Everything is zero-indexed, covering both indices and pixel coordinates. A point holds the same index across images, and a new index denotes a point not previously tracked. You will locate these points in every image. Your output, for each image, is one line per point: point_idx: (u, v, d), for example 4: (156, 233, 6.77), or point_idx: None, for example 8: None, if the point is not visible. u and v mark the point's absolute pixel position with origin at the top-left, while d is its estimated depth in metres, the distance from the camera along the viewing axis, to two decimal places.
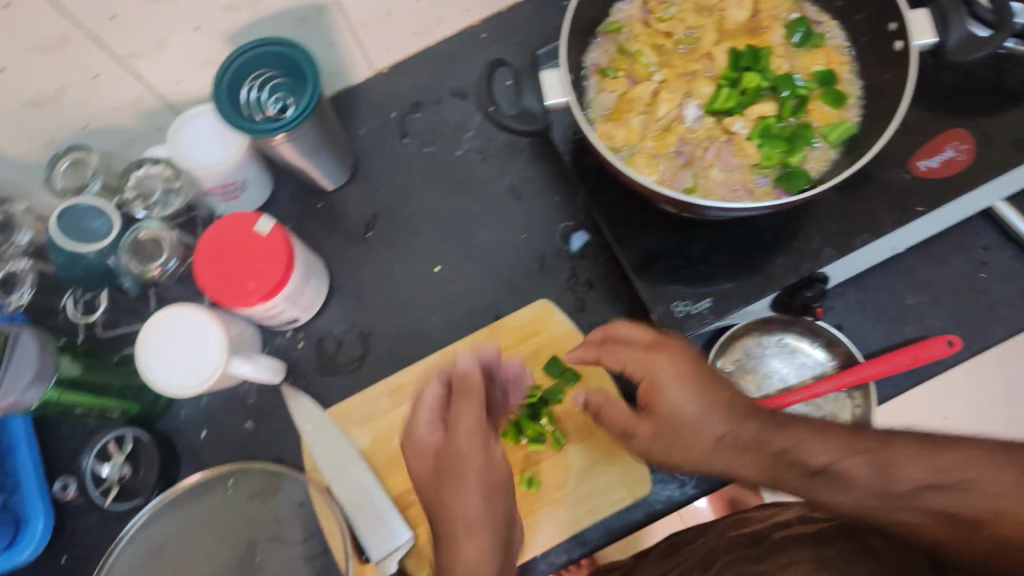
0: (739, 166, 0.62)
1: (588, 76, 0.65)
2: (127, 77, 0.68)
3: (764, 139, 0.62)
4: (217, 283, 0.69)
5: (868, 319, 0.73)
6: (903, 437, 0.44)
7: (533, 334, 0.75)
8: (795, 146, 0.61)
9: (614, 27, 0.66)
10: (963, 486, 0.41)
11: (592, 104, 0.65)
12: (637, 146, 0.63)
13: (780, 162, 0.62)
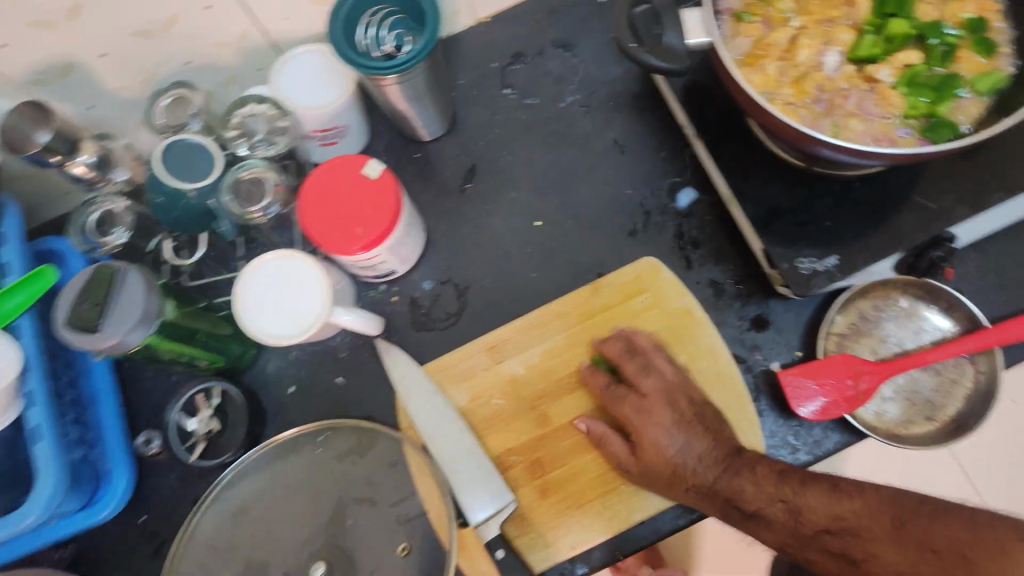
0: (881, 116, 0.60)
1: (724, 19, 0.63)
2: (237, 9, 0.65)
3: (910, 88, 0.60)
4: (321, 226, 0.66)
5: (991, 285, 0.70)
6: (886, 492, 0.54)
7: (640, 292, 0.72)
8: (942, 95, 0.59)
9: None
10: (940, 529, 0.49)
11: (729, 47, 0.62)
12: (774, 93, 0.61)
13: (926, 112, 0.60)
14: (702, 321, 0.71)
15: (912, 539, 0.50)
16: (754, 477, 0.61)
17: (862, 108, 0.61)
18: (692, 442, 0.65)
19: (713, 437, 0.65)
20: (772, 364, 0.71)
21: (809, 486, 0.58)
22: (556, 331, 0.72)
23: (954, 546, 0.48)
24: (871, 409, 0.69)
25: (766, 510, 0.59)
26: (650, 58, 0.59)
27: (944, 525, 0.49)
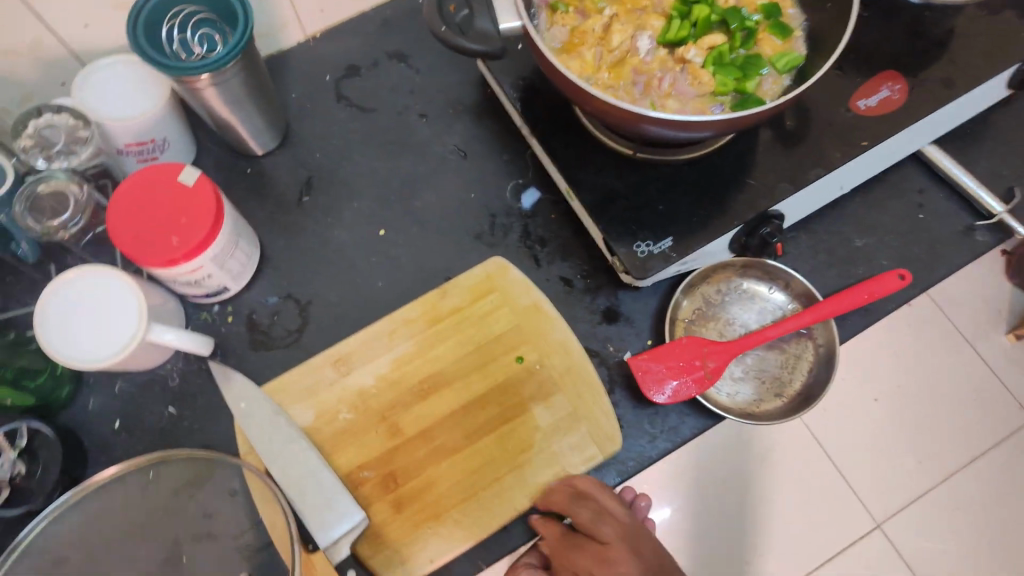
0: (694, 95, 0.61)
1: (538, 12, 0.64)
2: (27, 13, 0.61)
3: (718, 68, 0.61)
4: (129, 238, 0.61)
5: (821, 263, 0.74)
6: None
7: (488, 292, 0.71)
8: (747, 73, 0.61)
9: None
10: None
11: (544, 36, 0.62)
12: (593, 79, 0.61)
13: (735, 89, 0.61)
14: (551, 317, 0.70)
15: None
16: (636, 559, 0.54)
17: (676, 89, 0.61)
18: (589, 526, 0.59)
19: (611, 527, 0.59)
20: (624, 354, 0.70)
21: None
22: (405, 338, 0.69)
23: None
24: (725, 391, 0.69)
25: None
26: (462, 41, 0.57)
27: None
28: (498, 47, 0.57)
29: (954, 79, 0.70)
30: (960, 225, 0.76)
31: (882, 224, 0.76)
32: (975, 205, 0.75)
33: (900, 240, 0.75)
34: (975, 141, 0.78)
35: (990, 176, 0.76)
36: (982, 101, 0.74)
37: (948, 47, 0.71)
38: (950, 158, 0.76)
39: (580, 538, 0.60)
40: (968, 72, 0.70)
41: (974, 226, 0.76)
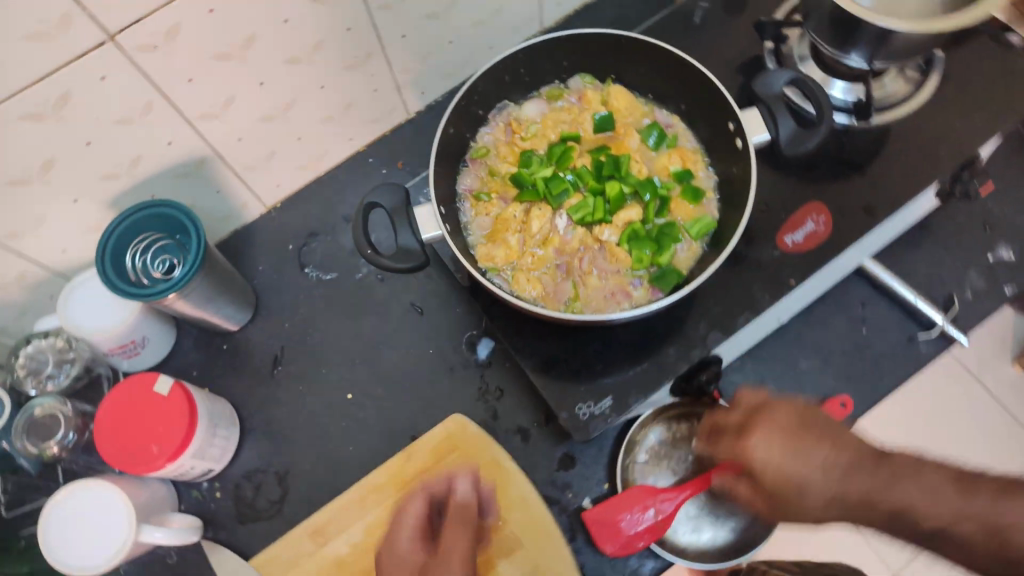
0: (614, 270, 0.66)
1: (463, 201, 0.69)
2: (9, 255, 0.68)
3: (634, 243, 0.66)
4: (118, 453, 0.67)
5: (771, 388, 0.77)
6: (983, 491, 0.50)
7: (449, 452, 0.75)
8: (662, 245, 0.66)
9: (482, 150, 0.70)
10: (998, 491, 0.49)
11: (469, 228, 0.68)
12: (517, 263, 0.67)
13: (653, 262, 0.66)
14: (513, 472, 0.74)
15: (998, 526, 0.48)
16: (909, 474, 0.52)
17: (597, 266, 0.66)
18: (852, 476, 0.53)
19: (833, 443, 0.54)
20: (582, 501, 0.75)
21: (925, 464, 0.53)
22: (375, 504, 0.74)
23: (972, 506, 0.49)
24: (683, 530, 0.74)
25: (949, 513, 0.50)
26: (384, 259, 0.62)
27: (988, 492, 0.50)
28: (422, 257, 0.63)
29: (875, 206, 0.73)
30: (903, 336, 0.78)
31: (826, 342, 0.78)
32: (916, 316, 0.78)
33: (844, 357, 0.78)
34: (907, 248, 0.80)
35: (926, 287, 0.79)
36: (907, 221, 0.77)
37: (864, 173, 0.74)
38: (890, 271, 0.78)
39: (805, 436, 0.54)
40: (886, 199, 0.73)
41: (918, 337, 0.78)
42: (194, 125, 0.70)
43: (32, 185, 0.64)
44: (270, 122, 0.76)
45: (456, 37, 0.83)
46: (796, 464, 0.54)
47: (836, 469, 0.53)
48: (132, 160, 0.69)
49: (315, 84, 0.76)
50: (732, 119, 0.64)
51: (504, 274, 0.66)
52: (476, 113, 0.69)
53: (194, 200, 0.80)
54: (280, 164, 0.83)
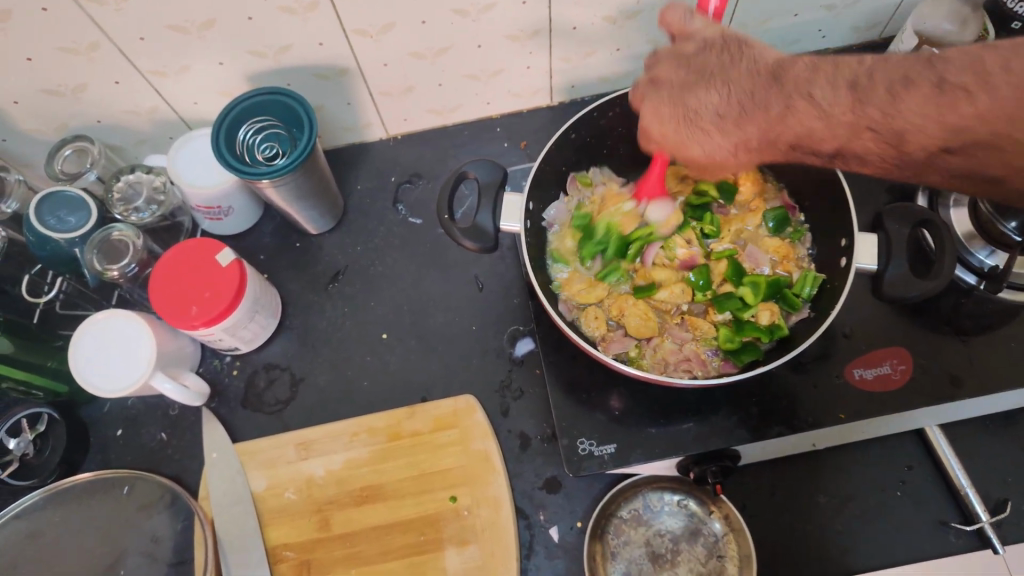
0: (690, 339, 0.70)
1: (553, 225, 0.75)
2: (148, 89, 0.74)
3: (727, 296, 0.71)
4: (164, 298, 0.71)
5: (777, 506, 0.74)
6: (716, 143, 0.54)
7: (449, 427, 0.76)
8: (743, 322, 0.68)
9: (588, 177, 0.77)
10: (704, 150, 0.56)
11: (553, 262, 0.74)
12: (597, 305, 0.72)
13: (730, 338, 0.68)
14: (495, 470, 0.74)
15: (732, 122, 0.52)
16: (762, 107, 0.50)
17: (677, 325, 0.71)
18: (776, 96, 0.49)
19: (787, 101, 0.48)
20: (550, 527, 0.74)
21: (745, 117, 0.51)
22: (363, 444, 0.76)
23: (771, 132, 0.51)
24: None
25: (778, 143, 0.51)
26: (460, 234, 0.65)
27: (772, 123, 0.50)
28: (493, 243, 0.66)
29: (963, 378, 0.68)
30: (937, 517, 0.72)
31: (853, 490, 0.74)
32: (960, 503, 0.72)
33: (866, 508, 0.73)
34: (982, 436, 0.74)
35: (985, 479, 0.73)
36: (1000, 405, 0.71)
37: (966, 340, 0.70)
38: (952, 447, 0.73)
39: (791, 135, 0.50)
40: (974, 374, 0.69)
41: (953, 524, 0.72)
42: (349, 37, 0.72)
43: (189, 35, 0.68)
44: (419, 59, 0.77)
45: (624, 46, 0.82)
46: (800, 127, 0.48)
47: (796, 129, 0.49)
48: (282, 47, 0.72)
49: (473, 42, 0.77)
50: (848, 237, 0.67)
51: (577, 307, 0.72)
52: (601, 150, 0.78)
53: (324, 104, 0.83)
54: (413, 101, 0.85)
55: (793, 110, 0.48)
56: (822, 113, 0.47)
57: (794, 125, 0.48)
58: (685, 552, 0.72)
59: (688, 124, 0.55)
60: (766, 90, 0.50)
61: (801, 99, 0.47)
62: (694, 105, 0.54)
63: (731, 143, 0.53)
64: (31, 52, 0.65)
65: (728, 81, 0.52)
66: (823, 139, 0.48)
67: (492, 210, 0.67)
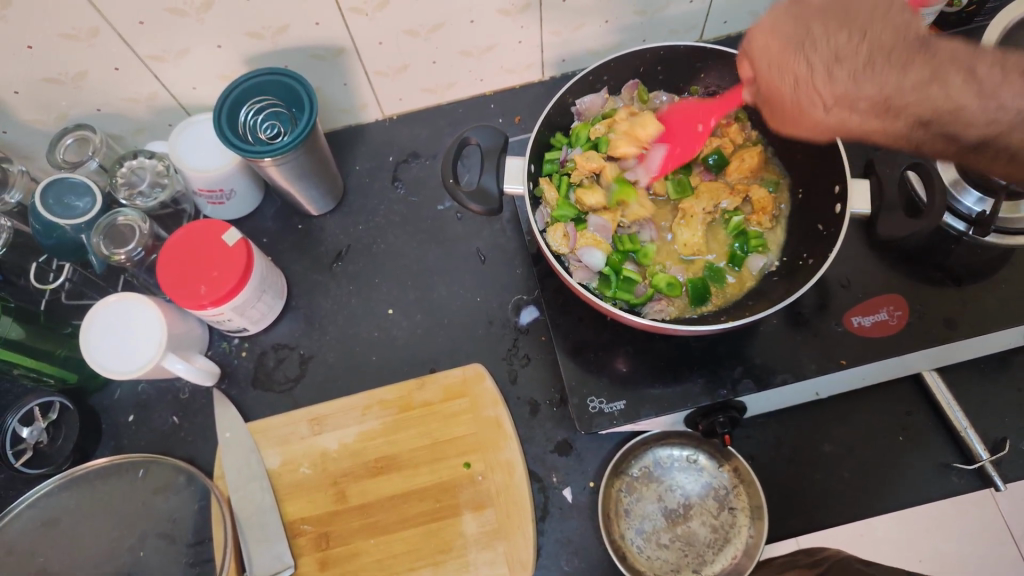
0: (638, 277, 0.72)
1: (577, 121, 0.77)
2: (147, 74, 0.75)
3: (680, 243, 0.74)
4: (172, 279, 0.72)
5: (783, 456, 0.76)
6: (834, 91, 0.49)
7: (459, 395, 0.77)
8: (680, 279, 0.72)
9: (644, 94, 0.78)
10: (839, 99, 0.48)
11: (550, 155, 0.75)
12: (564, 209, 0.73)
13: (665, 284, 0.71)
14: (507, 434, 0.75)
15: (857, 79, 0.47)
16: (893, 67, 0.46)
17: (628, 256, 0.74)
18: (901, 62, 0.46)
19: (935, 72, 0.46)
20: (563, 487, 0.75)
21: (877, 62, 0.47)
22: (375, 416, 0.77)
23: (908, 108, 0.47)
24: (645, 553, 0.72)
25: (912, 105, 0.47)
26: (465, 197, 0.67)
27: (883, 77, 0.47)
28: (496, 205, 0.68)
29: (957, 320, 0.71)
30: (939, 460, 0.74)
31: (856, 437, 0.76)
32: (960, 445, 0.74)
33: (871, 455, 0.75)
34: (978, 378, 0.76)
35: (983, 420, 0.75)
36: (994, 347, 0.73)
37: (960, 285, 0.72)
38: (950, 390, 0.75)
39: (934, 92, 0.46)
40: (967, 317, 0.71)
41: (954, 465, 0.74)
42: (345, 16, 0.73)
43: (188, 18, 0.69)
44: (413, 37, 0.79)
45: (613, 18, 0.83)
46: (942, 92, 0.46)
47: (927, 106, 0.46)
48: (279, 28, 0.73)
49: (465, 18, 0.78)
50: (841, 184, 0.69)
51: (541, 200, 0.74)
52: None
53: (320, 85, 0.84)
54: (408, 79, 0.87)
55: (942, 76, 0.46)
56: (982, 95, 0.45)
57: (936, 94, 0.46)
58: (697, 505, 0.74)
59: (806, 76, 0.49)
60: (906, 59, 0.46)
61: (952, 76, 0.46)
62: (812, 52, 0.49)
63: (854, 111, 0.49)
64: (31, 39, 0.66)
65: (868, 28, 0.47)
66: (973, 116, 0.46)
67: (495, 173, 0.70)
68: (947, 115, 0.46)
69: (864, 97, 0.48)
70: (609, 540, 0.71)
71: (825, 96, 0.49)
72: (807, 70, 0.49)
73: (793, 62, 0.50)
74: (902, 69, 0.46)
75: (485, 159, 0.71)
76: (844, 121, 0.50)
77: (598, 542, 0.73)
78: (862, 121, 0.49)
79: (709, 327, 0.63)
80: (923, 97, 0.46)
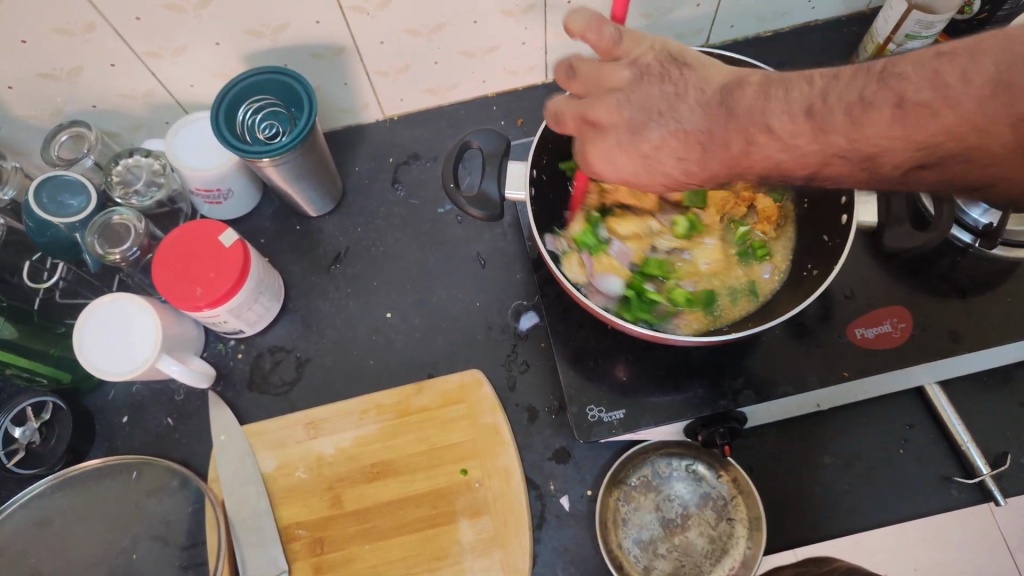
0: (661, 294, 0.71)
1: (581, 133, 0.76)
2: (143, 71, 0.73)
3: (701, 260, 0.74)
4: (167, 280, 0.71)
5: (783, 468, 0.75)
6: (660, 169, 0.53)
7: (457, 401, 0.76)
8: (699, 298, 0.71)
9: None
10: (666, 174, 0.53)
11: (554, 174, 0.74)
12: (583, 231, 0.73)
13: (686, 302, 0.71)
14: (504, 441, 0.74)
15: (697, 152, 0.50)
16: (711, 143, 0.49)
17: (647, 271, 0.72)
18: (699, 140, 0.50)
19: (737, 140, 0.48)
20: (560, 495, 0.75)
21: (696, 145, 0.50)
22: (372, 421, 0.76)
23: (725, 171, 0.51)
24: (642, 563, 0.72)
25: (746, 160, 0.49)
26: (466, 202, 0.67)
27: (704, 158, 0.50)
28: (497, 211, 0.68)
29: (961, 333, 0.70)
30: (940, 473, 0.74)
31: (857, 449, 0.75)
32: (961, 459, 0.73)
33: (871, 467, 0.74)
34: (980, 392, 0.76)
35: (985, 434, 0.74)
36: (998, 360, 0.73)
37: (965, 298, 0.72)
38: (952, 403, 0.74)
39: (730, 141, 0.49)
40: (971, 330, 0.70)
41: (955, 479, 0.73)
42: (346, 15, 0.72)
43: (185, 15, 0.68)
44: (415, 37, 0.77)
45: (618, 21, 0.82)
46: (761, 150, 0.48)
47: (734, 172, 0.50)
48: (279, 25, 0.72)
49: (468, 19, 0.77)
50: (848, 194, 0.68)
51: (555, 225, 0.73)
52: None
53: (320, 84, 0.82)
54: (409, 79, 0.85)
55: (753, 144, 0.48)
56: (786, 146, 0.47)
57: (759, 159, 0.48)
58: (695, 516, 0.73)
59: (639, 155, 0.52)
60: (708, 127, 0.49)
61: (764, 134, 0.47)
62: (643, 138, 0.52)
63: (687, 177, 0.53)
64: (24, 34, 0.64)
65: (677, 111, 0.50)
66: (791, 167, 0.48)
67: (496, 178, 0.69)
68: (752, 171, 0.50)
69: (703, 173, 0.51)
70: (606, 550, 0.70)
71: (662, 173, 0.53)
72: (644, 156, 0.52)
73: (613, 143, 0.53)
74: (715, 147, 0.49)
75: (486, 163, 0.70)
76: (666, 180, 0.54)
77: (595, 551, 0.73)
78: (670, 175, 0.53)
79: (713, 338, 0.62)
80: (731, 160, 0.49)
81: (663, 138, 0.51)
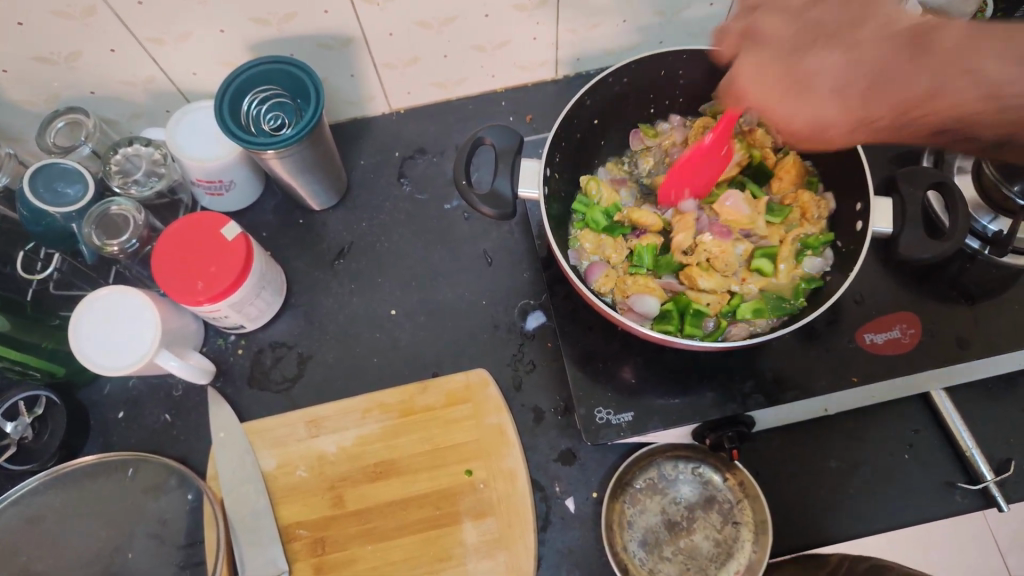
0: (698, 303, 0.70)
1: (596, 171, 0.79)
2: (145, 57, 0.71)
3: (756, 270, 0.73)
4: (167, 273, 0.69)
5: (789, 472, 0.75)
6: (834, 108, 0.50)
7: (462, 401, 0.75)
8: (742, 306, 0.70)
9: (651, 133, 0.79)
10: (818, 128, 0.51)
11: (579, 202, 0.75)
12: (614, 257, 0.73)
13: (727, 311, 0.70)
14: (508, 442, 0.73)
15: (867, 103, 0.48)
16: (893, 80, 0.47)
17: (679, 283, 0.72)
18: (875, 90, 0.48)
19: (928, 79, 0.46)
20: (565, 497, 0.74)
21: (870, 91, 0.48)
22: (375, 420, 0.75)
23: (899, 124, 0.48)
24: (647, 565, 0.71)
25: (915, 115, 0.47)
26: (476, 199, 0.65)
27: (878, 103, 0.48)
28: (508, 209, 0.66)
29: (969, 340, 0.70)
30: (944, 479, 0.74)
31: (862, 454, 0.75)
32: (966, 466, 0.73)
33: (876, 472, 0.74)
34: (985, 399, 0.76)
35: (989, 441, 0.74)
36: (1004, 368, 0.73)
37: (972, 304, 0.72)
38: (957, 410, 0.74)
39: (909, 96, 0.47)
40: (980, 337, 0.70)
41: (959, 485, 0.73)
42: (356, 6, 0.71)
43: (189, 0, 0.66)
44: (426, 29, 0.76)
45: (631, 18, 0.81)
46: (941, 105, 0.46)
47: (897, 131, 0.49)
48: (287, 14, 0.70)
49: (480, 12, 0.75)
50: (863, 201, 0.68)
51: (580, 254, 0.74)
52: (597, 144, 0.79)
53: (326, 75, 0.81)
54: (418, 72, 0.84)
55: (937, 89, 0.45)
56: (971, 92, 0.44)
57: (938, 106, 0.46)
58: (700, 518, 0.73)
59: (818, 98, 0.51)
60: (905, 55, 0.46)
61: (950, 75, 0.45)
62: (819, 72, 0.50)
63: (865, 127, 0.49)
64: (21, 16, 0.62)
65: (853, 48, 0.49)
66: (959, 119, 0.46)
67: (508, 174, 0.67)
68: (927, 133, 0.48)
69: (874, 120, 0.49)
70: (612, 552, 0.70)
71: (836, 120, 0.50)
72: (813, 95, 0.51)
73: (778, 79, 0.53)
74: (902, 89, 0.47)
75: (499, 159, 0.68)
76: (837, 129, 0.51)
77: (600, 553, 0.72)
78: (841, 127, 0.50)
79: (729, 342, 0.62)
80: (901, 110, 0.47)
81: (825, 71, 0.50)
